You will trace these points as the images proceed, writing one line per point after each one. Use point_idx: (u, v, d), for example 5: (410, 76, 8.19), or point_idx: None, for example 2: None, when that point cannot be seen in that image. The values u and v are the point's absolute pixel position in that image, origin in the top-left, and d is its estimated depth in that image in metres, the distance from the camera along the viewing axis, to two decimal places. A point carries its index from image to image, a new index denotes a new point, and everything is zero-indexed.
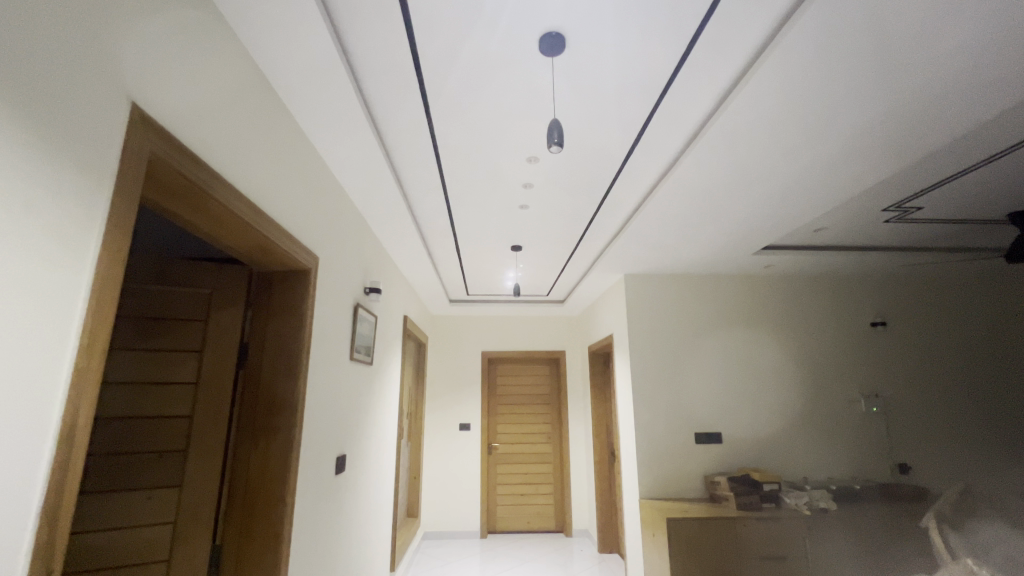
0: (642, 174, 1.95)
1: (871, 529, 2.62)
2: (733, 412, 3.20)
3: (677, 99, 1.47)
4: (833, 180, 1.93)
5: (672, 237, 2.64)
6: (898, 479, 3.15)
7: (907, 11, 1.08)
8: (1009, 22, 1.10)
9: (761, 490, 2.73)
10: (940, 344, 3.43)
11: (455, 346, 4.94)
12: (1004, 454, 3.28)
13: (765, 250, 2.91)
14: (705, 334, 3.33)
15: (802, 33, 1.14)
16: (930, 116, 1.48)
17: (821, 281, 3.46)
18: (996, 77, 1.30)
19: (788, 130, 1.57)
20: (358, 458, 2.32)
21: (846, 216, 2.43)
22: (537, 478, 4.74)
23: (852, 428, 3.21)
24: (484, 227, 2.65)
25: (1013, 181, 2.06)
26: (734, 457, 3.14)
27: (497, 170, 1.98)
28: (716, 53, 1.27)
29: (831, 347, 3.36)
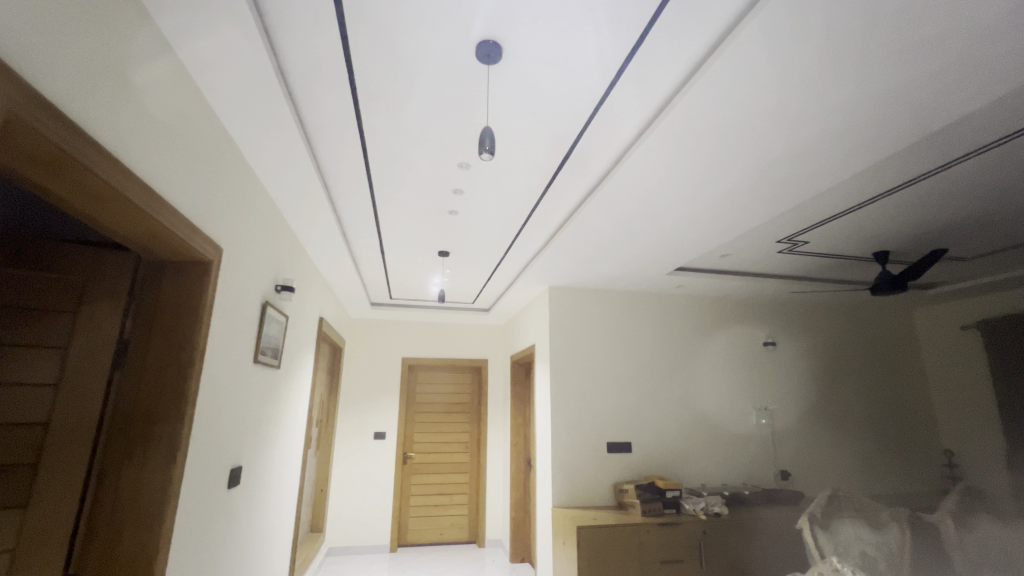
0: (568, 190, 2.01)
1: (759, 533, 2.83)
2: (642, 423, 3.36)
3: (602, 125, 1.54)
4: (736, 209, 2.10)
5: (596, 253, 2.74)
6: (780, 485, 3.47)
7: (797, 68, 1.22)
8: (876, 87, 1.29)
9: (663, 496, 2.91)
10: (819, 363, 3.84)
11: (377, 351, 4.77)
12: (869, 461, 3.71)
13: (678, 271, 3.11)
14: (620, 348, 3.48)
15: (715, 75, 1.25)
16: (816, 160, 1.67)
17: (724, 303, 3.76)
18: (867, 133, 1.50)
19: (699, 162, 1.70)
20: (256, 470, 2.14)
21: (746, 244, 2.66)
22: (452, 488, 4.67)
23: (743, 438, 3.49)
24: (412, 231, 2.59)
25: (882, 224, 2.37)
26: (641, 466, 3.28)
27: (425, 174, 1.94)
28: (638, 86, 1.35)
29: (730, 363, 3.64)
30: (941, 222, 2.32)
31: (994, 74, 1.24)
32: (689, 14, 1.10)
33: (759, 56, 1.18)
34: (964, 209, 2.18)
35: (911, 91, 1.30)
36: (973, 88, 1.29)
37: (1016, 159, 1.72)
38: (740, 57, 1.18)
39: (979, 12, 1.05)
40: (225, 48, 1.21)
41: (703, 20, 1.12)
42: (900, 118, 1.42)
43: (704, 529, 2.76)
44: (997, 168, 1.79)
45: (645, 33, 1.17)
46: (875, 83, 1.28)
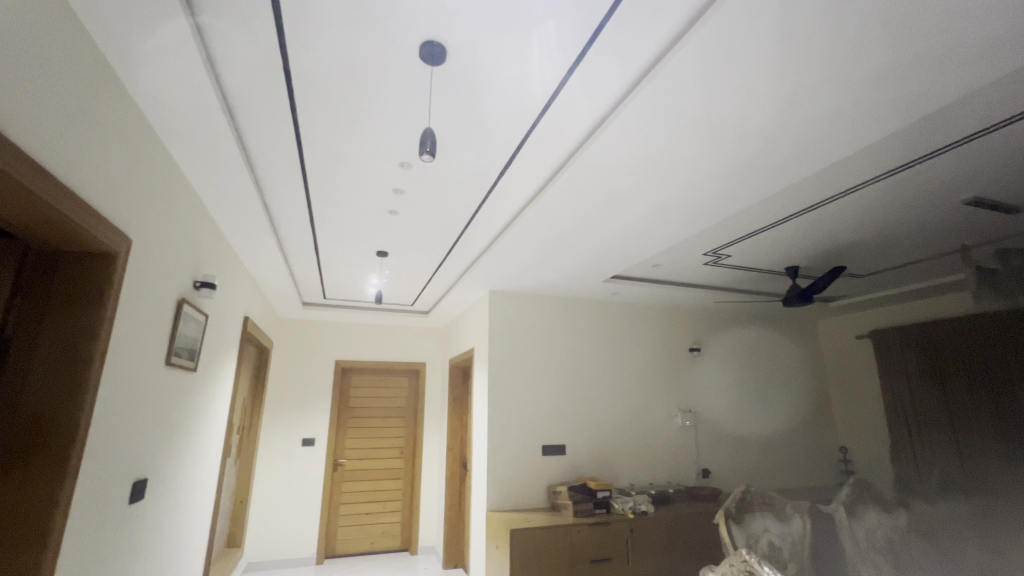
0: (510, 195, 2.03)
1: (682, 530, 2.99)
2: (576, 425, 3.45)
3: (543, 136, 1.59)
4: (667, 222, 2.22)
5: (537, 259, 2.78)
6: (701, 482, 3.69)
7: (719, 96, 1.34)
8: (786, 118, 1.43)
9: (594, 497, 3.01)
10: (738, 368, 4.14)
11: (308, 354, 4.54)
12: (778, 458, 4.03)
13: (613, 279, 3.23)
14: (557, 352, 3.56)
15: (645, 98, 1.34)
16: (735, 179, 1.81)
17: (655, 310, 3.96)
18: (780, 158, 1.65)
19: (633, 175, 1.78)
20: (165, 482, 1.96)
21: (676, 256, 2.82)
22: (385, 495, 4.54)
23: (668, 440, 3.68)
24: (350, 229, 2.49)
25: (793, 242, 2.60)
26: (573, 468, 3.36)
27: (364, 172, 1.89)
28: (575, 102, 1.41)
29: (658, 368, 3.83)
30: (841, 242, 2.59)
31: (878, 114, 1.41)
32: (627, 36, 1.16)
33: (683, 83, 1.28)
34: (860, 231, 2.44)
35: (815, 123, 1.46)
36: (863, 125, 1.47)
37: (901, 189, 1.96)
38: (673, 78, 1.26)
39: (871, 58, 1.19)
40: (143, 28, 1.12)
41: (637, 45, 1.19)
42: (806, 146, 1.59)
43: (631, 527, 2.88)
44: (886, 195, 2.02)
45: (586, 49, 1.21)
46: (788, 113, 1.41)
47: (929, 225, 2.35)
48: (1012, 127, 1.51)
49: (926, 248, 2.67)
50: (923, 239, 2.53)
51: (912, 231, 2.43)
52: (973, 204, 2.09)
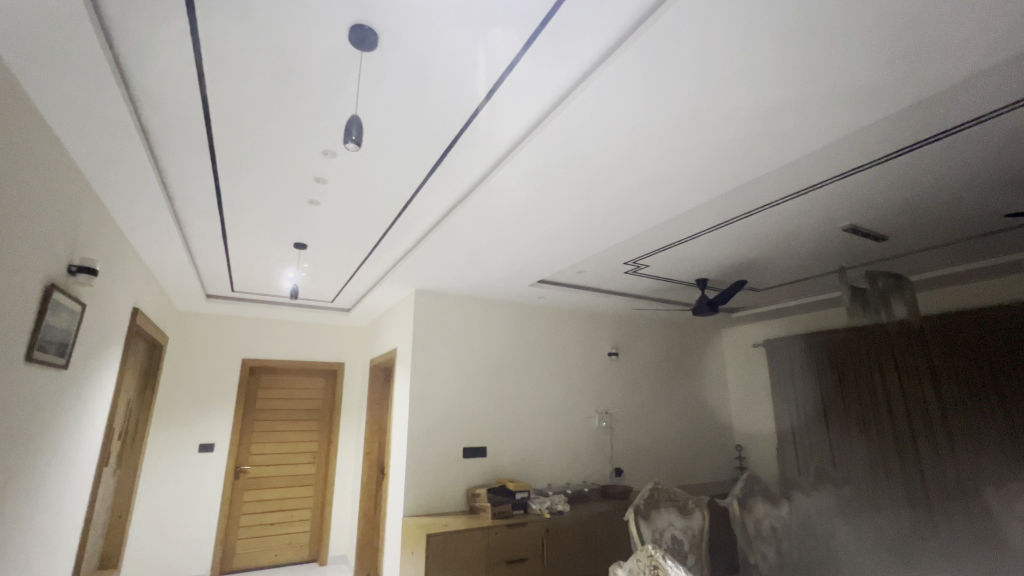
0: (440, 194, 2.00)
1: (596, 527, 3.10)
2: (498, 427, 3.47)
3: (473, 137, 1.58)
4: (593, 230, 2.30)
5: (464, 260, 2.76)
6: (614, 481, 3.85)
7: (640, 116, 1.42)
8: (700, 141, 1.55)
9: (513, 498, 3.03)
10: (652, 372, 4.39)
11: (210, 351, 4.14)
12: (682, 456, 4.32)
13: (540, 284, 3.29)
14: (481, 355, 3.55)
15: (573, 110, 1.38)
16: (656, 193, 1.91)
17: (577, 315, 4.09)
18: (694, 177, 1.78)
19: (562, 182, 1.83)
20: (19, 496, 1.68)
21: (600, 264, 2.93)
22: (293, 503, 4.26)
23: (586, 440, 3.82)
24: (263, 218, 2.31)
25: (703, 256, 2.81)
26: (494, 470, 3.37)
27: (282, 157, 1.76)
28: (506, 107, 1.42)
29: (579, 371, 3.96)
30: (744, 258, 2.84)
31: (777, 145, 1.57)
32: (561, 44, 1.18)
33: (609, 99, 1.34)
34: (760, 249, 2.69)
35: (723, 148, 1.59)
36: (764, 154, 1.63)
37: (794, 213, 2.19)
38: (602, 91, 1.30)
39: (774, 92, 1.31)
40: None
41: (567, 59, 1.23)
42: (718, 168, 1.72)
43: (547, 527, 2.93)
44: (781, 218, 2.25)
45: (520, 53, 1.22)
46: (704, 135, 1.52)
47: (815, 247, 2.65)
48: (880, 166, 1.75)
49: (812, 267, 3.00)
50: (809, 259, 2.85)
51: (801, 252, 2.73)
52: (849, 231, 2.38)
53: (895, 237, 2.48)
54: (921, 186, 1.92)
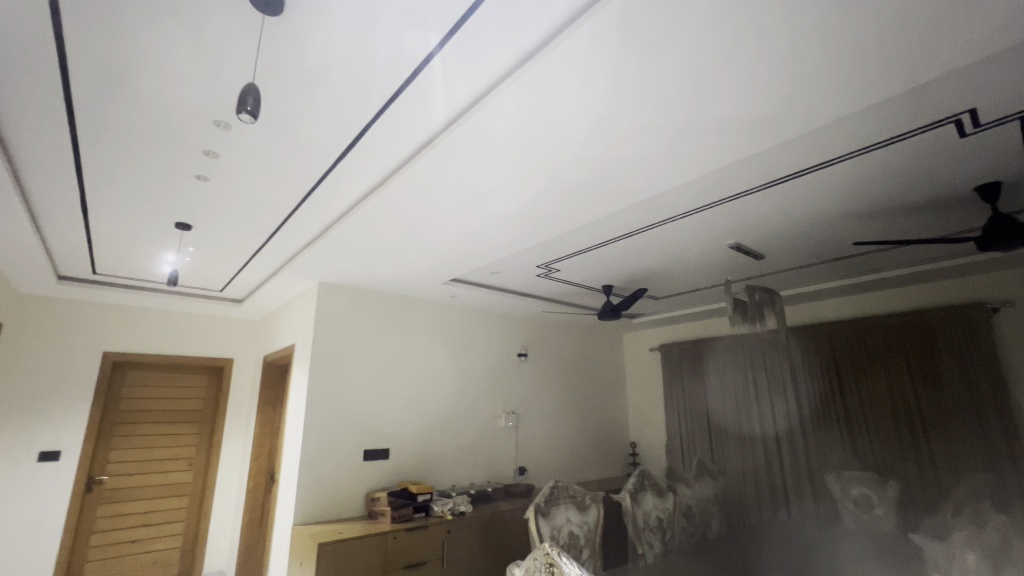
0: (349, 182, 1.88)
1: (497, 526, 3.12)
2: (403, 428, 3.36)
3: (385, 129, 1.52)
4: (507, 232, 2.31)
5: (374, 253, 2.63)
6: (517, 480, 3.91)
7: (553, 125, 1.46)
8: (609, 155, 1.63)
9: (414, 501, 2.96)
10: (559, 373, 4.54)
11: (60, 343, 3.51)
12: (582, 454, 4.51)
13: (453, 282, 3.25)
14: (389, 353, 3.42)
15: (489, 111, 1.39)
16: (569, 200, 1.97)
17: (489, 316, 4.11)
18: (604, 187, 1.86)
19: (476, 181, 1.81)
20: None
21: (513, 266, 2.96)
22: (162, 517, 3.77)
23: (491, 440, 3.83)
24: (137, 191, 2.00)
25: (610, 263, 2.95)
26: (396, 472, 3.26)
27: (163, 124, 1.54)
28: (421, 101, 1.39)
29: (488, 371, 3.97)
30: (646, 268, 3.04)
31: (678, 166, 1.70)
32: (483, 40, 1.17)
33: (525, 104, 1.36)
34: (660, 260, 2.89)
35: (633, 162, 1.67)
36: (665, 172, 1.74)
37: (689, 228, 2.38)
38: (519, 96, 1.32)
39: (677, 115, 1.41)
40: None
41: (485, 59, 1.23)
42: (626, 181, 1.81)
43: (449, 528, 2.90)
44: (679, 233, 2.44)
45: (439, 46, 1.19)
46: (615, 149, 1.59)
47: (706, 261, 2.91)
48: (761, 192, 1.97)
49: (702, 279, 3.30)
50: (701, 272, 3.13)
51: (694, 265, 2.99)
52: (734, 248, 2.65)
53: (770, 256, 2.81)
54: (792, 212, 2.19)
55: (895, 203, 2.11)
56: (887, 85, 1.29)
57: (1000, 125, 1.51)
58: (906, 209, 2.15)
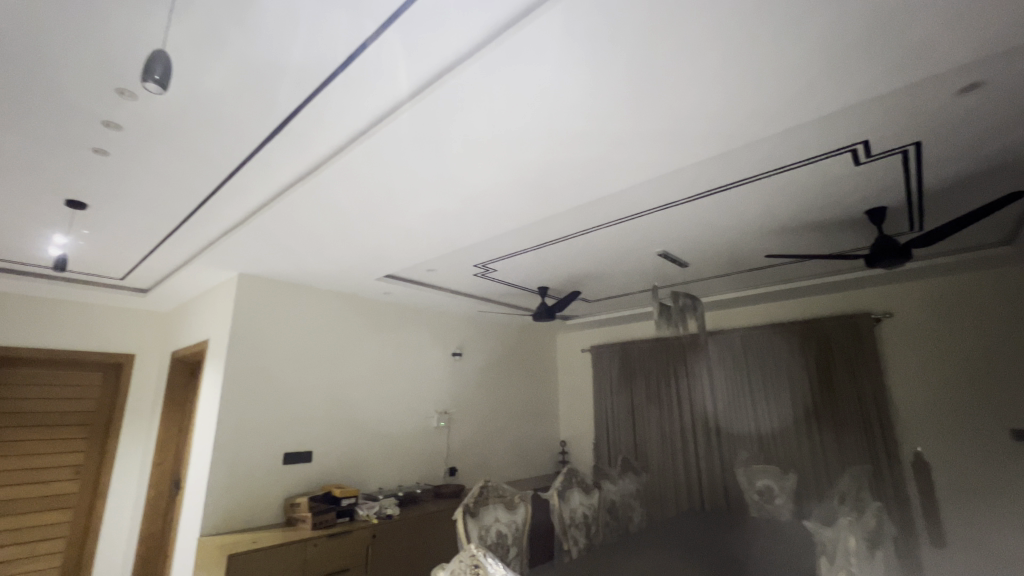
0: (275, 168, 1.76)
1: (425, 528, 3.07)
2: (328, 430, 3.20)
3: (315, 115, 1.44)
4: (445, 230, 2.28)
5: (303, 245, 2.49)
6: (447, 480, 3.86)
7: (491, 125, 1.46)
8: (546, 160, 1.66)
9: (338, 506, 2.82)
10: (493, 373, 4.56)
11: None
12: (514, 453, 4.55)
13: (387, 279, 3.15)
14: (316, 351, 3.25)
15: (426, 106, 1.36)
16: (510, 201, 1.98)
17: (423, 314, 4.03)
18: (541, 191, 1.89)
19: (414, 176, 1.77)
20: None
21: (450, 264, 2.93)
22: (38, 534, 3.29)
23: (422, 441, 3.76)
24: (16, 160, 1.74)
25: (546, 265, 3.00)
26: (319, 476, 3.10)
27: (53, 87, 1.35)
28: (355, 88, 1.32)
29: (421, 370, 3.90)
30: (580, 271, 3.12)
31: (612, 174, 1.75)
32: (424, 30, 1.13)
33: (463, 101, 1.34)
34: (594, 264, 2.98)
35: (570, 167, 1.71)
36: (600, 180, 1.80)
37: (622, 235, 2.47)
38: (459, 93, 1.31)
39: (613, 123, 1.45)
40: None
41: (424, 52, 1.20)
42: (563, 186, 1.85)
43: (374, 533, 2.80)
44: (612, 238, 2.53)
45: (376, 34, 1.14)
46: (554, 153, 1.62)
47: (636, 267, 3.04)
48: (688, 203, 2.09)
49: (633, 283, 3.45)
50: (631, 277, 3.27)
51: (626, 270, 3.11)
52: (662, 255, 2.79)
53: (694, 264, 2.99)
54: (715, 224, 2.34)
55: (801, 222, 2.32)
56: (797, 114, 1.41)
57: (889, 155, 1.70)
58: (811, 226, 2.38)
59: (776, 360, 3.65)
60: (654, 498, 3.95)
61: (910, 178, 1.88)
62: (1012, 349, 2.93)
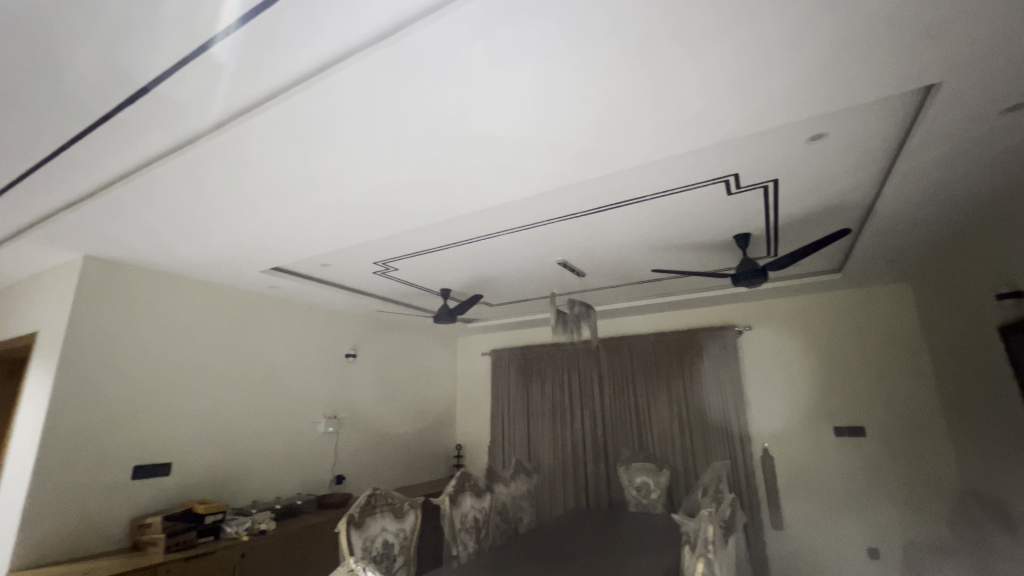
0: (136, 138, 1.51)
1: (305, 542, 2.84)
2: (193, 439, 2.84)
3: (189, 82, 1.26)
4: (342, 224, 2.15)
5: (171, 228, 2.18)
6: (333, 489, 3.63)
7: (395, 118, 1.39)
8: (452, 162, 1.64)
9: (200, 523, 2.50)
10: (389, 375, 4.39)
11: None
12: (407, 459, 4.40)
13: (274, 272, 2.89)
14: (182, 350, 2.87)
15: (323, 89, 1.26)
16: (412, 200, 1.92)
17: (314, 312, 3.77)
18: (445, 193, 1.86)
19: (308, 164, 1.63)
20: None
21: (346, 260, 2.76)
22: None
23: (306, 448, 3.50)
24: None
25: (449, 267, 2.96)
26: (178, 491, 2.73)
27: None
28: (240, 59, 1.18)
29: (309, 372, 3.63)
30: (482, 275, 3.13)
31: (517, 182, 1.78)
32: (324, 6, 1.04)
33: (365, 90, 1.27)
34: (497, 268, 3.01)
35: (475, 171, 1.70)
36: (505, 186, 1.81)
37: (524, 242, 2.53)
38: (362, 80, 1.23)
39: (520, 130, 1.46)
40: None
41: (323, 31, 1.11)
42: (468, 189, 1.84)
43: (243, 552, 2.52)
44: (515, 244, 2.57)
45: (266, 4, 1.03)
46: (460, 155, 1.60)
47: (537, 274, 3.12)
48: (586, 216, 2.19)
49: (533, 290, 3.55)
50: (533, 283, 3.35)
51: (526, 276, 3.19)
52: (560, 264, 2.91)
53: (590, 274, 3.15)
54: (609, 238, 2.49)
55: (683, 241, 2.56)
56: (684, 143, 1.54)
57: (754, 188, 1.95)
58: (690, 247, 2.64)
59: (656, 368, 4.00)
60: (544, 496, 4.11)
61: (768, 210, 2.17)
62: (837, 362, 3.50)
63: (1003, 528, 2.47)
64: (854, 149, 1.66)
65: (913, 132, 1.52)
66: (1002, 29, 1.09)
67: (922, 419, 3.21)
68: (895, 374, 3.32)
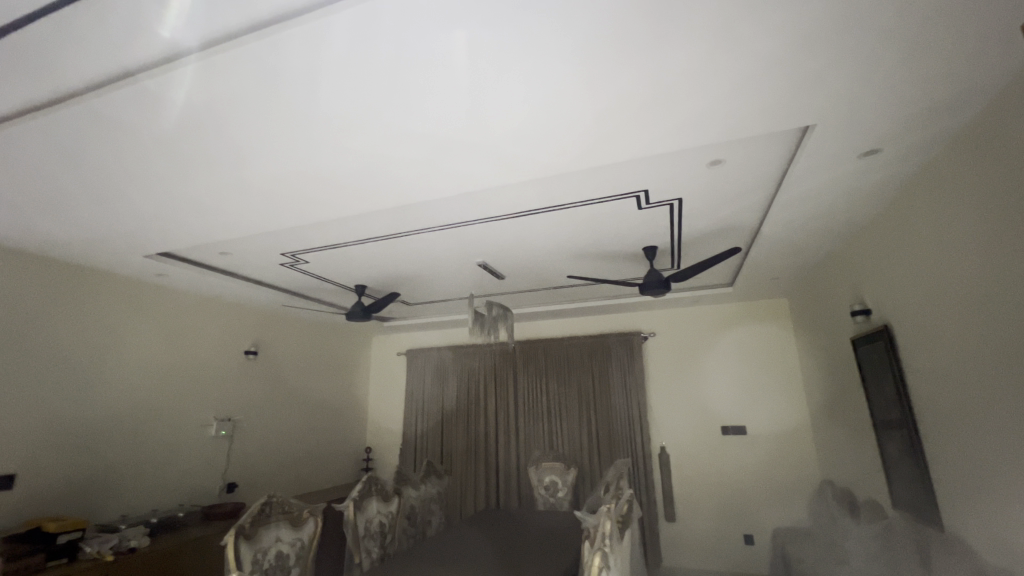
0: None
1: (185, 558, 2.57)
2: (48, 446, 2.44)
3: (61, 33, 1.09)
4: (246, 211, 1.98)
5: (28, 199, 1.86)
6: (223, 498, 3.32)
7: (309, 101, 1.30)
8: (371, 153, 1.57)
9: (51, 544, 2.15)
10: (294, 375, 4.11)
11: None
12: (309, 463, 4.15)
13: (162, 257, 2.58)
14: (38, 343, 2.46)
15: (230, 60, 1.15)
16: (327, 190, 1.81)
17: (210, 305, 3.43)
18: (362, 185, 1.78)
19: (208, 141, 1.48)
20: None
21: (249, 249, 2.54)
22: None
23: (192, 454, 3.16)
24: None
25: (365, 263, 2.84)
26: (24, 507, 2.33)
27: None
28: (129, 14, 1.04)
29: (201, 371, 3.29)
30: (400, 273, 3.04)
31: (439, 180, 1.75)
32: None
33: (280, 66, 1.18)
34: (415, 267, 2.94)
35: (396, 165, 1.64)
36: (427, 183, 1.77)
37: (446, 241, 2.50)
38: (275, 55, 1.14)
39: (444, 127, 1.44)
40: None
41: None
42: (388, 184, 1.78)
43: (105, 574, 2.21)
44: (436, 243, 2.53)
45: None
46: (380, 147, 1.53)
47: (457, 274, 3.10)
48: (508, 220, 2.21)
49: (453, 290, 3.52)
50: (452, 283, 3.32)
51: (445, 277, 3.16)
52: (481, 266, 2.92)
53: (509, 278, 3.19)
54: (529, 243, 2.54)
55: (597, 250, 2.68)
56: (602, 156, 1.61)
57: (661, 205, 2.10)
58: (603, 256, 2.77)
59: (570, 371, 4.14)
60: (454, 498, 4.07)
61: (673, 226, 2.34)
62: (726, 367, 3.87)
63: (850, 511, 2.88)
64: (746, 176, 1.85)
65: (794, 165, 1.72)
66: (866, 82, 1.27)
67: (793, 418, 3.64)
68: (773, 379, 3.74)
